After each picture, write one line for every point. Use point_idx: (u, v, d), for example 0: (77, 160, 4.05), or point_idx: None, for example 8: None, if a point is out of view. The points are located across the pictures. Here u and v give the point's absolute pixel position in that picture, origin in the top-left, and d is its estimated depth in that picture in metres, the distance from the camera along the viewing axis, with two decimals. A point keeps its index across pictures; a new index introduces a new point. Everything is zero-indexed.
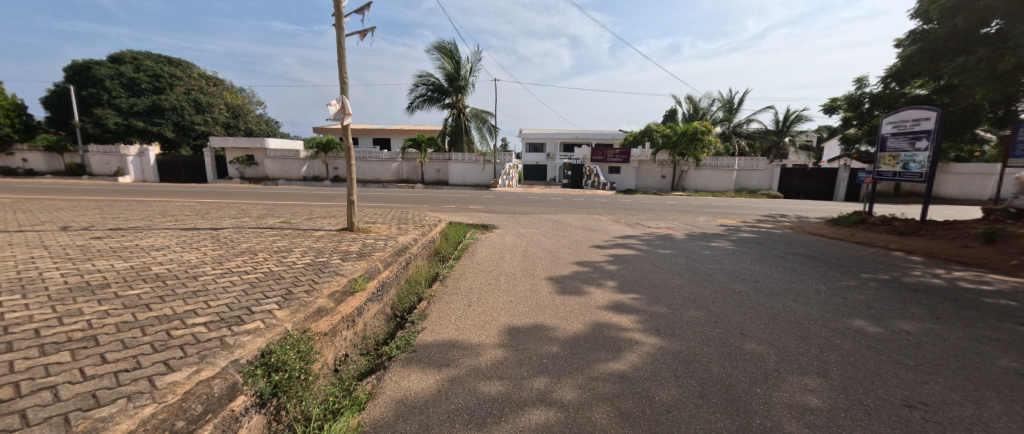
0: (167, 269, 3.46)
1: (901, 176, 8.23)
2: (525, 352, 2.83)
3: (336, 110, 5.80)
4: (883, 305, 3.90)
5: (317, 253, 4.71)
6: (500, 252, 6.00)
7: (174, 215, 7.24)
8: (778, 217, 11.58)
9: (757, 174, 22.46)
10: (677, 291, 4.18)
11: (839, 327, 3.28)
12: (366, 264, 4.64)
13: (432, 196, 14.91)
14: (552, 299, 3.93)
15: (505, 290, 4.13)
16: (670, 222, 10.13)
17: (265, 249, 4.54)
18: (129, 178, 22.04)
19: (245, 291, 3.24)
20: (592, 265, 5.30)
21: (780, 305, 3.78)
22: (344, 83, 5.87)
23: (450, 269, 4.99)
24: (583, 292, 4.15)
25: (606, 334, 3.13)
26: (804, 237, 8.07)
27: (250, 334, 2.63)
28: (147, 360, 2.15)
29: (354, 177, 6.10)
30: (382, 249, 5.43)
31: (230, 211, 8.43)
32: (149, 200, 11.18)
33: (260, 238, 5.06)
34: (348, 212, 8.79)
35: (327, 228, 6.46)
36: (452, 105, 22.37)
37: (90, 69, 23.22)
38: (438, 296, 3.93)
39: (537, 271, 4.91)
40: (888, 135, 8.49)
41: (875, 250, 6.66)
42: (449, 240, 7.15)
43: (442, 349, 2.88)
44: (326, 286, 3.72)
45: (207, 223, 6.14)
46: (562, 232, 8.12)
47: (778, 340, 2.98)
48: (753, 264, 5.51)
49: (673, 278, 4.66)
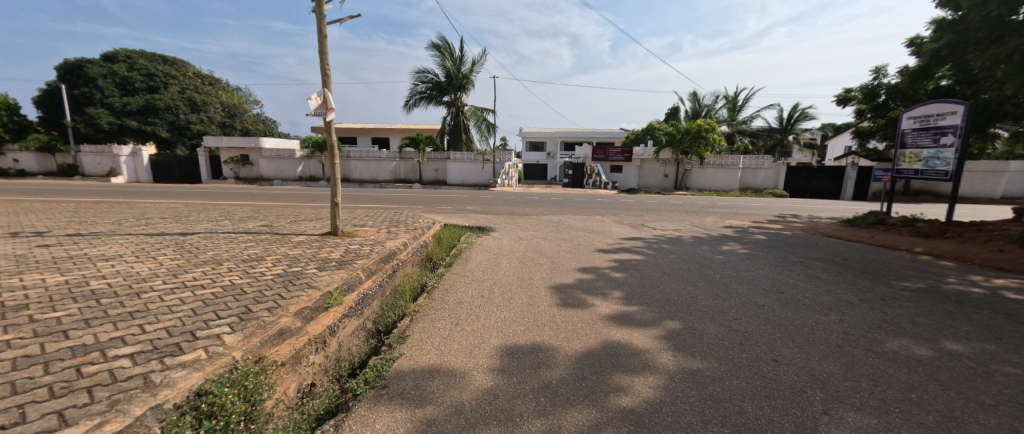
0: (108, 284, 3.02)
1: (922, 174, 7.76)
2: (519, 382, 2.37)
3: (317, 105, 5.31)
4: (927, 320, 3.40)
5: (292, 262, 4.23)
6: (496, 258, 5.50)
7: (149, 218, 6.78)
8: (788, 218, 11.09)
9: (763, 173, 21.93)
10: (694, 304, 3.71)
11: (885, 351, 2.80)
12: (346, 274, 4.16)
13: (429, 197, 14.45)
14: (553, 315, 3.44)
15: (499, 304, 3.66)
16: (676, 223, 9.63)
17: (232, 258, 4.07)
18: (121, 178, 21.65)
19: (193, 310, 2.78)
20: (596, 273, 4.81)
21: (813, 322, 3.30)
22: (326, 75, 5.41)
23: (440, 279, 4.51)
24: (587, 305, 3.67)
25: (615, 357, 2.67)
26: (820, 239, 7.57)
27: (185, 368, 2.17)
28: (35, 411, 1.72)
29: (337, 177, 5.62)
30: (366, 255, 4.98)
31: (212, 213, 7.98)
32: (135, 201, 10.75)
33: (230, 244, 4.59)
34: (337, 214, 8.34)
35: (309, 232, 5.99)
36: (451, 103, 21.88)
37: (82, 68, 22.78)
38: (422, 312, 3.46)
39: (534, 280, 4.44)
40: (908, 130, 8.00)
41: (900, 254, 6.14)
42: (442, 244, 6.69)
43: (420, 378, 2.42)
44: (295, 302, 3.26)
45: (179, 227, 5.67)
46: (563, 235, 7.65)
47: (820, 370, 2.51)
48: (771, 271, 5.01)
49: (687, 289, 4.19)
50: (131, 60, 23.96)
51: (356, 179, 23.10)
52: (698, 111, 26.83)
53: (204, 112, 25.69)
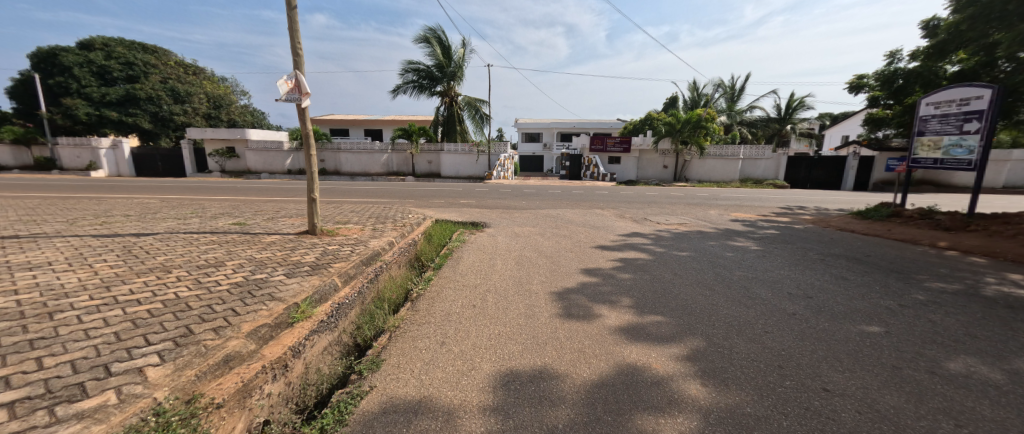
0: (16, 302, 2.50)
1: (941, 164, 7.34)
2: (516, 427, 1.89)
3: (288, 89, 4.72)
4: (985, 332, 2.91)
5: (256, 268, 3.71)
6: (490, 259, 5.01)
7: (109, 216, 6.19)
8: (795, 210, 10.65)
9: (763, 163, 21.52)
10: (714, 313, 3.24)
11: (957, 376, 2.32)
12: (318, 281, 3.63)
13: (421, 190, 13.90)
14: (554, 329, 2.95)
15: (492, 317, 3.17)
16: (680, 217, 9.16)
17: (185, 264, 3.52)
18: (101, 172, 20.88)
19: (114, 336, 2.28)
20: (600, 275, 4.32)
21: (855, 335, 2.84)
22: (298, 55, 4.83)
23: (426, 285, 3.99)
24: (593, 317, 3.18)
25: (634, 388, 2.19)
26: (834, 233, 7.12)
27: (79, 420, 1.66)
28: None
29: (314, 169, 5.06)
30: (345, 258, 4.47)
31: (184, 210, 7.39)
32: (108, 197, 10.11)
33: (187, 247, 4.05)
34: (319, 209, 7.78)
35: (284, 230, 5.43)
36: (443, 93, 21.13)
37: (56, 56, 21.77)
38: (403, 327, 2.97)
39: (533, 285, 3.95)
40: (928, 116, 7.54)
41: (924, 249, 5.69)
42: (432, 242, 6.19)
43: (393, 424, 1.91)
44: (250, 320, 2.74)
45: (136, 226, 5.09)
46: (561, 231, 7.17)
47: (884, 404, 2.05)
48: (792, 271, 4.53)
49: (702, 293, 3.74)
50: (108, 48, 22.89)
51: (347, 172, 22.41)
52: (696, 101, 26.30)
53: (188, 103, 24.76)
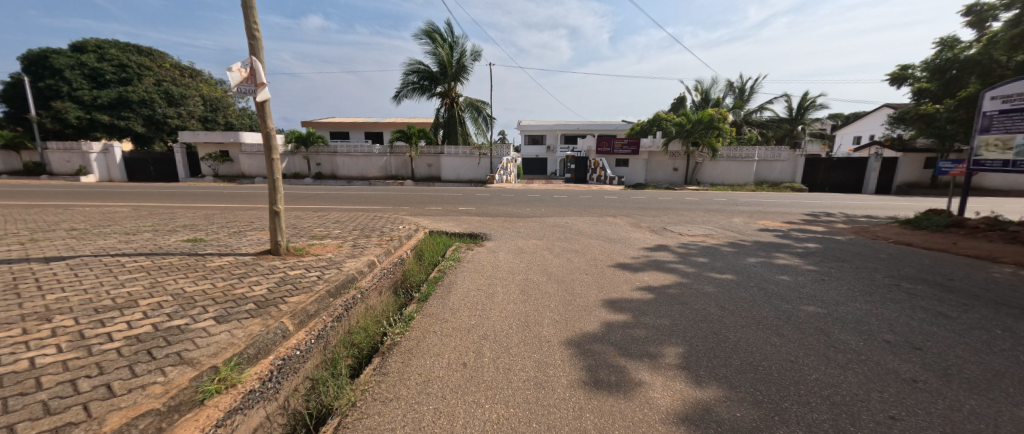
0: None
1: (1012, 166, 6.30)
2: None
3: (240, 78, 3.84)
4: None
5: (178, 309, 2.78)
6: (489, 285, 4.09)
7: (48, 231, 5.33)
8: (825, 217, 9.68)
9: (779, 165, 20.44)
10: (799, 378, 2.31)
11: None
12: (259, 328, 2.68)
13: (419, 196, 12.99)
14: (579, 411, 2.02)
15: (488, 387, 2.23)
16: (703, 226, 8.19)
17: (79, 307, 2.63)
18: (91, 177, 20.23)
19: None
20: (627, 311, 3.37)
21: None
22: (253, 39, 3.96)
23: (404, 329, 3.03)
24: (631, 386, 2.24)
25: None
26: (889, 247, 6.12)
27: None
28: None
29: (276, 177, 4.16)
30: (310, 285, 3.58)
31: (143, 222, 6.52)
32: (74, 206, 9.24)
33: (100, 278, 3.18)
34: (297, 220, 6.89)
35: (241, 250, 4.51)
36: (444, 94, 20.37)
37: (47, 59, 21.16)
38: (360, 408, 2.06)
39: (543, 328, 3.03)
40: (992, 113, 6.56)
41: (1013, 270, 4.69)
42: (422, 260, 5.30)
43: None
44: (125, 405, 1.83)
45: (60, 247, 4.20)
46: (572, 244, 6.25)
47: None
48: (872, 304, 3.55)
49: (770, 342, 2.80)
50: (101, 50, 22.20)
51: (344, 175, 21.63)
52: (705, 102, 25.41)
53: (182, 106, 23.96)
